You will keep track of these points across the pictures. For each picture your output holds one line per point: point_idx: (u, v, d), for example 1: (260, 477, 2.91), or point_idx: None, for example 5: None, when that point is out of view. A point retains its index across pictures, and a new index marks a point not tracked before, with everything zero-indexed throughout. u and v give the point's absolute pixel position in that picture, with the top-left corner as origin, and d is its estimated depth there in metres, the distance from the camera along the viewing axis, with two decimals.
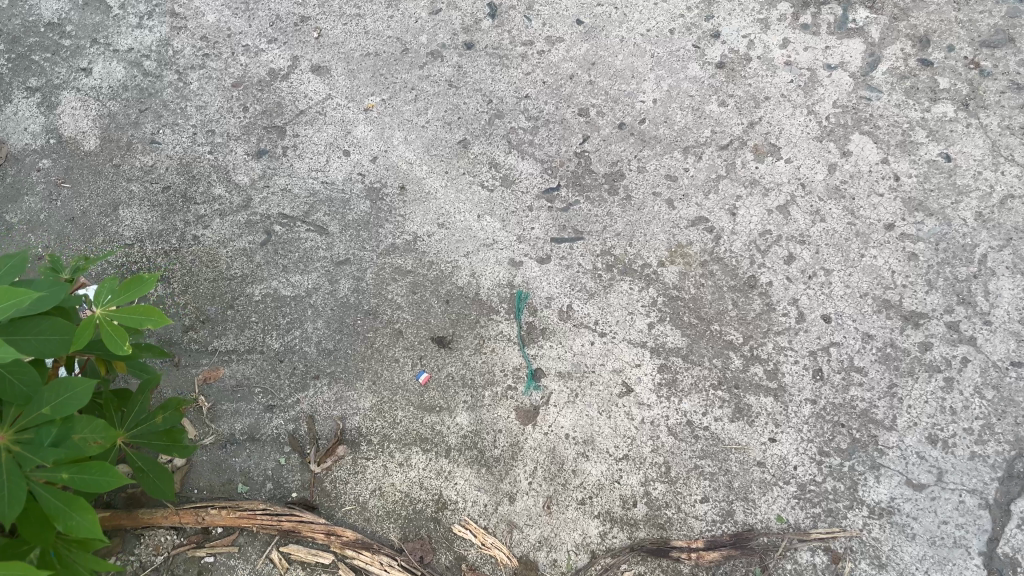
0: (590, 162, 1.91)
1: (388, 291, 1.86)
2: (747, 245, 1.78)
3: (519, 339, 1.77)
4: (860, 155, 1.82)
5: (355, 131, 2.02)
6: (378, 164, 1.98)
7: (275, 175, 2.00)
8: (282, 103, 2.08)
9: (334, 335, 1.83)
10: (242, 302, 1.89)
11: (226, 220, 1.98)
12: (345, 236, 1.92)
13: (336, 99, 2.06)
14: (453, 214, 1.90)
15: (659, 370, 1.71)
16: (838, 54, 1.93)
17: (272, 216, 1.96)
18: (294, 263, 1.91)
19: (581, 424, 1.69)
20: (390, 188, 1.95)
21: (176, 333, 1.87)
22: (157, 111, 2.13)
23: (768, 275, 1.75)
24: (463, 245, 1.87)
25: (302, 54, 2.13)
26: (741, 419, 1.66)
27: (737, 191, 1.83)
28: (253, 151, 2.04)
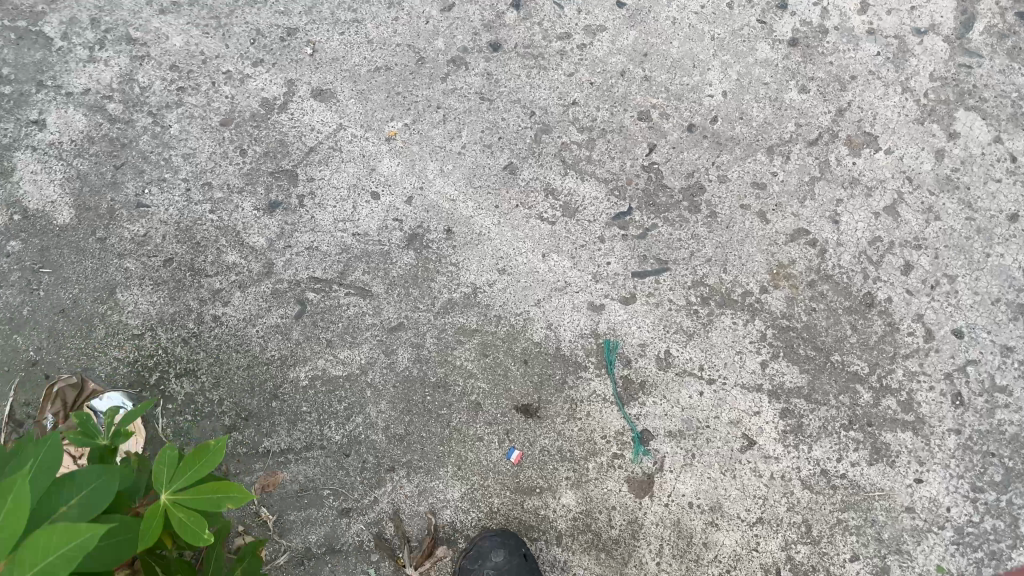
0: (662, 175, 1.65)
1: (455, 357, 1.62)
2: (857, 257, 1.58)
3: (614, 392, 1.57)
4: (970, 136, 1.60)
5: (380, 167, 1.73)
6: (415, 205, 1.70)
7: (296, 232, 1.71)
8: (286, 140, 1.77)
9: (402, 417, 1.60)
10: (286, 390, 1.64)
11: (248, 292, 1.69)
12: (393, 297, 1.66)
13: (349, 129, 1.76)
14: (514, 255, 1.65)
15: (781, 416, 1.53)
16: (926, 15, 1.69)
17: (301, 281, 1.69)
18: (339, 335, 1.65)
19: (705, 489, 1.52)
20: (434, 233, 1.68)
21: (218, 438, 1.62)
22: (137, 166, 1.79)
23: (886, 291, 1.56)
24: (533, 292, 1.63)
25: (298, 76, 1.81)
26: (880, 461, 1.50)
27: (836, 193, 1.61)
28: (263, 204, 1.73)
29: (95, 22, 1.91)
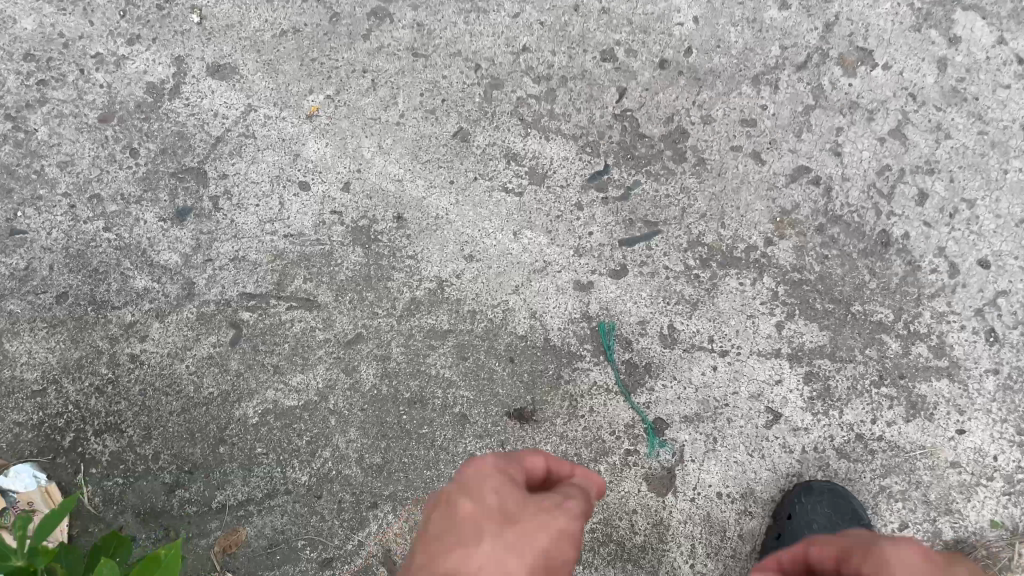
0: (638, 123, 1.44)
1: (430, 365, 1.39)
2: (866, 191, 1.40)
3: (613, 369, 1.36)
4: (972, 39, 1.42)
5: (305, 151, 1.45)
6: (355, 192, 1.44)
7: (215, 241, 1.43)
8: (184, 131, 1.46)
9: (377, 444, 1.37)
10: (234, 431, 1.38)
11: (168, 322, 1.41)
12: (344, 304, 1.41)
13: (260, 110, 1.47)
14: (482, 237, 1.42)
15: (806, 381, 1.36)
16: None
17: (231, 300, 1.41)
18: (287, 358, 1.40)
19: (732, 476, 1.34)
20: (383, 222, 1.43)
21: (161, 498, 1.37)
22: (3, 184, 1.47)
23: (902, 226, 1.39)
24: (509, 276, 1.40)
25: (185, 51, 1.49)
26: (917, 416, 1.35)
27: (835, 122, 1.42)
28: (169, 213, 1.44)
29: None
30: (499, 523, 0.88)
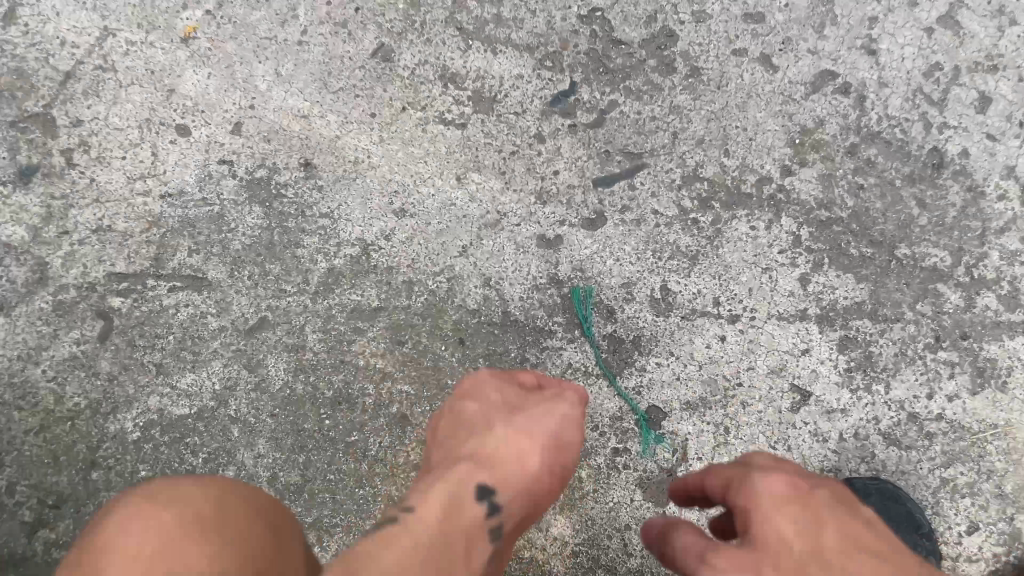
0: (612, 25, 1.11)
1: (357, 353, 1.08)
2: (910, 99, 1.08)
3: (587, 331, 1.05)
4: None
5: (182, 84, 1.12)
6: (249, 133, 1.11)
7: (71, 208, 1.10)
8: (20, 65, 1.11)
9: (296, 458, 1.07)
10: (108, 451, 1.07)
11: (15, 316, 1.08)
12: (244, 281, 1.09)
13: (121, 33, 1.13)
14: (416, 184, 1.10)
15: (842, 349, 1.05)
16: None
17: (95, 283, 1.09)
18: (173, 355, 1.09)
19: None
20: (286, 171, 1.10)
21: (16, 544, 1.06)
22: None
23: (958, 141, 1.07)
24: (454, 234, 1.09)
25: None
26: (986, 387, 1.05)
27: (867, 10, 1.09)
28: (7, 173, 1.10)
29: None
30: (506, 415, 0.94)
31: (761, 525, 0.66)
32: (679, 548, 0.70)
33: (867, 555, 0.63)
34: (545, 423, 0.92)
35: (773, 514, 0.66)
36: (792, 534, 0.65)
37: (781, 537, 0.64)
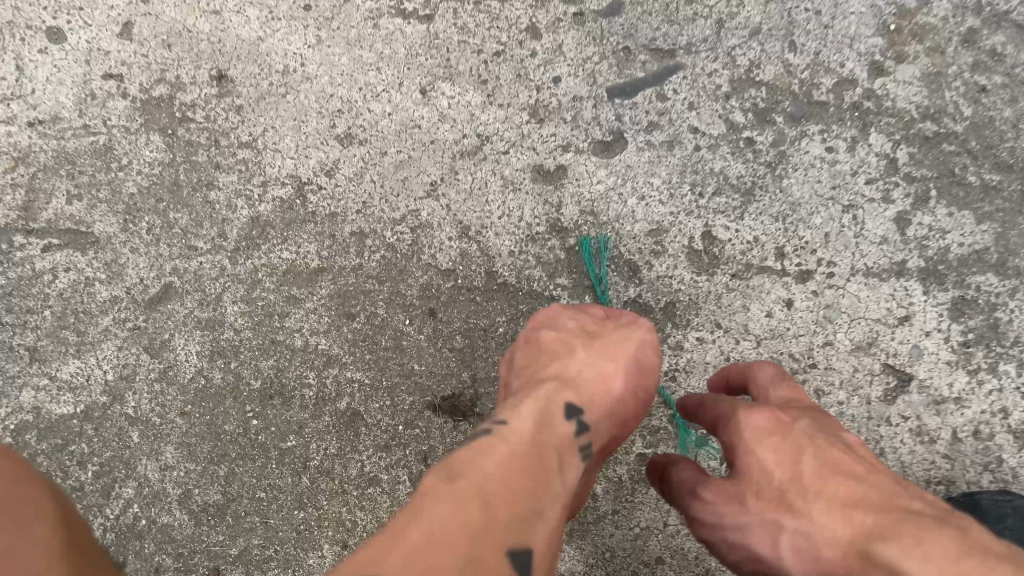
0: None
1: (293, 330, 0.81)
2: None
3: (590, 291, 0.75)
4: None
5: None
6: (143, 38, 0.83)
7: None
8: None
9: (215, 471, 0.81)
10: None
11: None
12: (141, 234, 0.82)
13: None
14: (366, 100, 0.81)
15: (956, 315, 0.76)
16: None
17: None
18: (51, 336, 0.82)
19: None
20: (193, 87, 0.82)
21: None
22: None
23: None
24: (418, 167, 0.81)
25: None
26: None
27: None
28: None
29: None
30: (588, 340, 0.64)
31: (749, 460, 0.54)
32: (675, 484, 0.60)
33: (852, 470, 0.50)
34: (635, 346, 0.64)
35: (756, 447, 0.54)
36: (776, 465, 0.52)
37: (761, 470, 0.53)
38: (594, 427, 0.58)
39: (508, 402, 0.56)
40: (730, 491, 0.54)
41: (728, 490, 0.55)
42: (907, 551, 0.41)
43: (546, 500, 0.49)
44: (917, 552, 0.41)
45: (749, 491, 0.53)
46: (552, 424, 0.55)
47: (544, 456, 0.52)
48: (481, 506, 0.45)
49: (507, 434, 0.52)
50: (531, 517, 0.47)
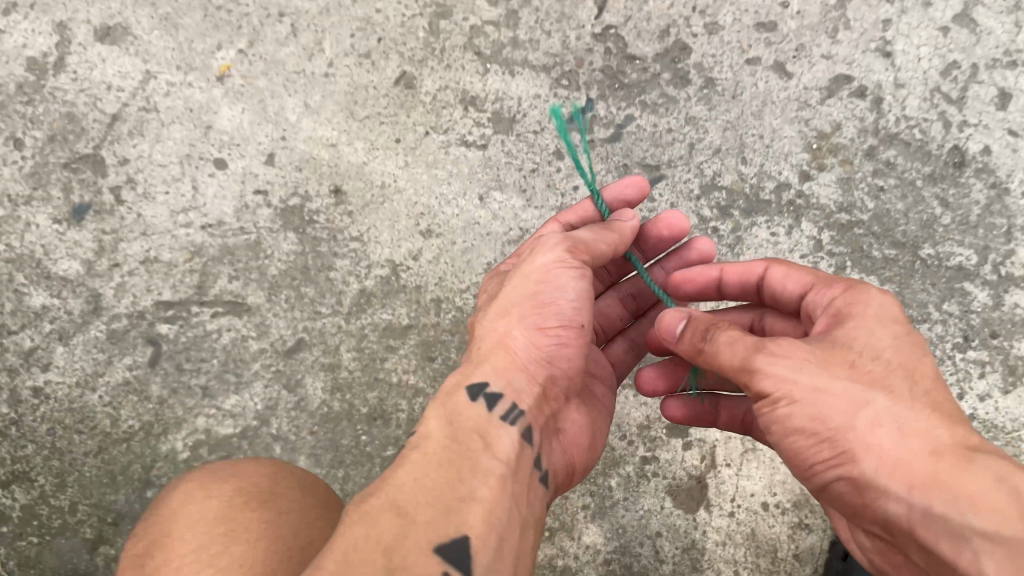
0: (626, 41, 1.13)
1: (391, 370, 1.12)
2: (928, 98, 1.08)
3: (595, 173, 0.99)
4: None
5: (218, 121, 1.19)
6: (281, 164, 1.17)
7: (120, 242, 1.18)
8: (75, 114, 1.20)
9: (336, 474, 1.11)
10: (163, 471, 1.14)
11: (74, 345, 1.16)
12: (279, 303, 1.15)
13: (161, 76, 1.20)
14: (441, 205, 1.14)
15: None
16: None
17: (145, 312, 1.16)
18: (217, 378, 1.15)
19: (782, 480, 1.06)
20: (318, 199, 1.16)
21: (84, 560, 1.13)
22: None
23: (979, 139, 1.07)
24: (479, 252, 1.13)
25: (68, 15, 1.22)
26: (1018, 385, 1.03)
27: (881, 12, 1.10)
28: (65, 212, 1.19)
29: None
30: (493, 304, 0.92)
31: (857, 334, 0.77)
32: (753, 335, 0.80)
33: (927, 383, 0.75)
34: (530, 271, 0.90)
35: (875, 329, 0.78)
36: (886, 348, 0.77)
37: (878, 347, 0.77)
38: (506, 387, 0.84)
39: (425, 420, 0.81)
40: (847, 361, 0.76)
41: (838, 359, 0.76)
42: (1001, 468, 0.68)
43: (468, 481, 0.74)
44: (1005, 471, 0.68)
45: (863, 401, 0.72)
46: (463, 421, 0.80)
47: (459, 454, 0.76)
48: (399, 517, 0.69)
49: (426, 449, 0.77)
50: (455, 504, 0.71)
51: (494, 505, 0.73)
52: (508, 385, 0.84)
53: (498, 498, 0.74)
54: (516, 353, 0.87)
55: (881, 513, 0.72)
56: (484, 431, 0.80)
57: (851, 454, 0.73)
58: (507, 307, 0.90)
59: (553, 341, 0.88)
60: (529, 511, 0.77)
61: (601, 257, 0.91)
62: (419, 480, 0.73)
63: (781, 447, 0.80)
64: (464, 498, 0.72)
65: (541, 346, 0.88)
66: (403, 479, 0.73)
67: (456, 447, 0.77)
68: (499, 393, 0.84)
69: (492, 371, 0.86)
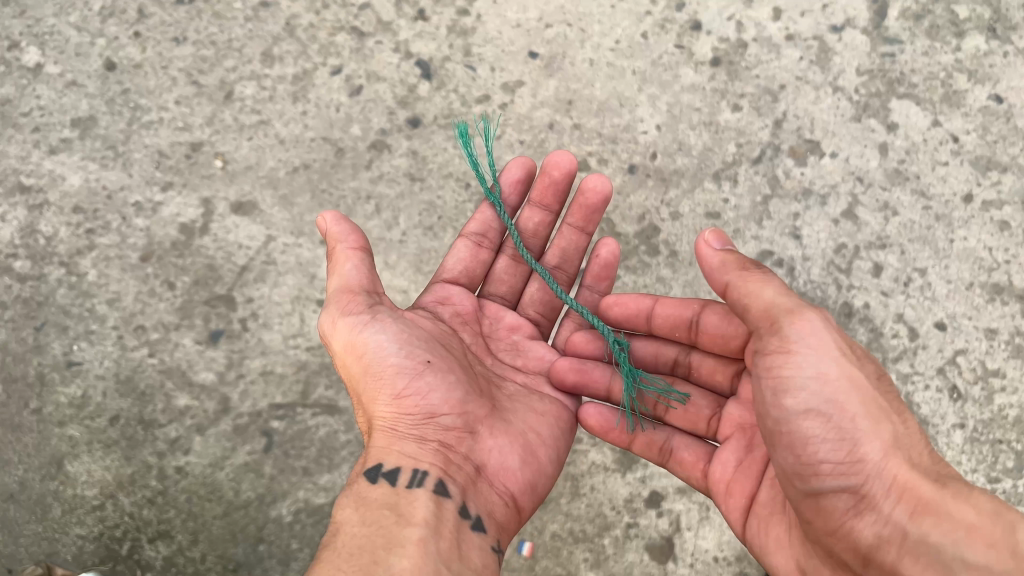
0: (614, 222, 1.59)
1: None
2: (827, 268, 1.55)
3: (496, 187, 1.41)
4: (909, 124, 1.63)
5: (321, 272, 1.65)
6: None
7: (245, 358, 1.61)
8: (215, 264, 1.65)
9: None
10: (271, 530, 1.53)
11: (208, 435, 1.58)
12: None
13: (280, 238, 1.66)
14: None
15: None
16: (840, 11, 1.71)
17: (262, 411, 1.58)
18: (315, 460, 1.56)
19: (727, 540, 1.48)
20: None
21: None
22: (59, 323, 1.64)
23: (862, 297, 1.53)
24: None
25: (212, 193, 1.69)
26: None
27: (791, 207, 1.59)
28: (204, 336, 1.62)
29: None
30: (354, 385, 1.25)
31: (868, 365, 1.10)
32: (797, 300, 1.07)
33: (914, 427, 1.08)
34: (347, 350, 1.22)
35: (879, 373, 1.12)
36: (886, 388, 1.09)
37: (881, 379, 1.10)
38: (398, 462, 1.15)
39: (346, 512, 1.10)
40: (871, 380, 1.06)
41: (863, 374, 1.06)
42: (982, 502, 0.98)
43: (388, 552, 1.01)
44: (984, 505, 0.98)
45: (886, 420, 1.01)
46: (382, 506, 1.10)
47: (378, 535, 1.04)
48: None
49: (350, 536, 1.05)
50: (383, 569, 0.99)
51: (417, 565, 1.00)
52: (399, 458, 1.16)
53: (414, 560, 1.01)
54: (395, 425, 1.20)
55: (868, 525, 0.99)
56: (402, 509, 1.09)
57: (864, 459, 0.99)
58: (371, 395, 1.23)
59: (412, 397, 1.20)
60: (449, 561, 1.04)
61: (362, 286, 1.24)
62: (347, 558, 1.01)
63: (786, 446, 1.02)
64: (387, 571, 0.98)
65: (406, 405, 1.20)
66: (336, 559, 1.01)
67: (376, 530, 1.05)
68: (395, 467, 1.15)
69: (383, 453, 1.17)
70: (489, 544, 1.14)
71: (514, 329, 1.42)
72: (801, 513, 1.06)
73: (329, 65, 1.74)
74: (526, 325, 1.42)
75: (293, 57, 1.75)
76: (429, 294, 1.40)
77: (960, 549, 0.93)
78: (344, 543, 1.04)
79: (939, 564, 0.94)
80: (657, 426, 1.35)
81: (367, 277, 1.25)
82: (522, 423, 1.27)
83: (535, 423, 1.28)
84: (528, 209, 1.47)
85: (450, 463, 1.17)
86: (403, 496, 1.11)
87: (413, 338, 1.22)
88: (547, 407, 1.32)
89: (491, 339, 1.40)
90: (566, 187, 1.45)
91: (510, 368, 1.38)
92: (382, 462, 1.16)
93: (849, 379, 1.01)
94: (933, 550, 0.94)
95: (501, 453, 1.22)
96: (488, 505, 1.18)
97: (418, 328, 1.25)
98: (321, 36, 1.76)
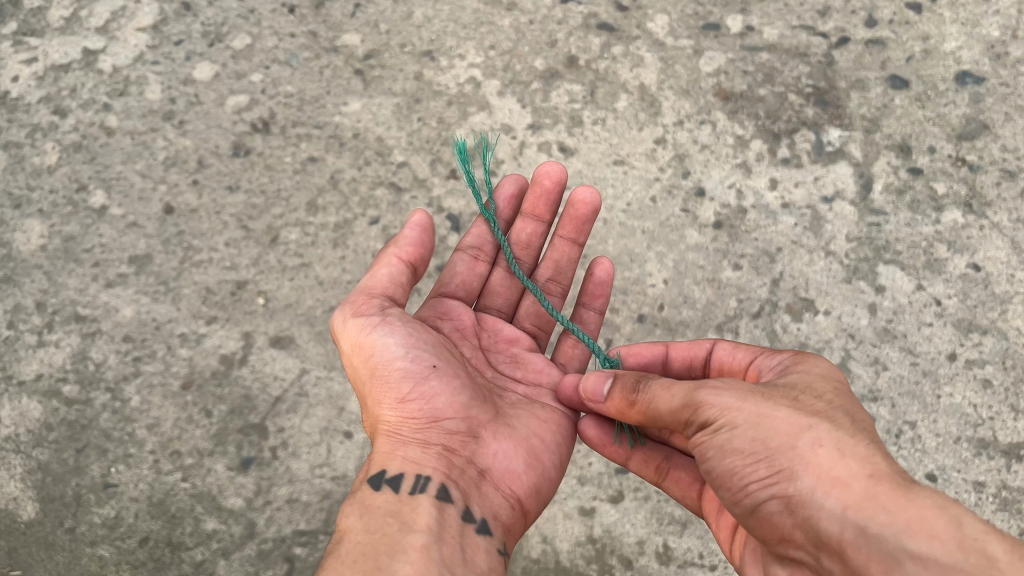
0: None
1: None
2: None
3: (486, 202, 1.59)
4: (895, 287, 1.79)
5: (349, 405, 1.77)
6: None
7: (273, 485, 1.70)
8: (251, 394, 1.77)
9: None
10: None
11: (233, 559, 1.65)
12: None
13: (313, 371, 1.80)
14: None
15: None
16: (830, 183, 1.90)
17: (286, 537, 1.67)
18: None
19: None
20: None
21: None
22: (100, 445, 1.73)
23: None
24: None
25: (253, 328, 1.83)
26: None
27: None
28: (235, 462, 1.72)
29: (21, 296, 1.87)
30: (361, 383, 1.38)
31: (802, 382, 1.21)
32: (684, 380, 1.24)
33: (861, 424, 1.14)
34: (356, 351, 1.36)
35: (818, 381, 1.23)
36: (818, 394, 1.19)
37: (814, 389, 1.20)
38: (398, 468, 1.29)
39: (352, 518, 1.22)
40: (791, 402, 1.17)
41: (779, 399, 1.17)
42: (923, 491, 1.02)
43: (394, 552, 1.13)
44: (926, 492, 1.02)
45: (806, 427, 1.10)
46: (385, 511, 1.22)
47: (381, 541, 1.16)
48: None
49: (353, 542, 1.17)
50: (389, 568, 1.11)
51: (422, 561, 1.12)
52: (401, 465, 1.29)
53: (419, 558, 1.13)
54: (400, 428, 1.34)
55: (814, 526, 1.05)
56: (406, 515, 1.21)
57: (790, 471, 1.08)
58: (379, 397, 1.36)
59: (417, 400, 1.33)
60: (453, 559, 1.17)
61: (376, 292, 1.38)
62: (351, 562, 1.13)
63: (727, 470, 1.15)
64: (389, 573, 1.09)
65: (411, 408, 1.34)
66: (341, 564, 1.13)
67: (380, 535, 1.17)
68: (398, 473, 1.28)
69: (388, 462, 1.30)
70: (492, 545, 1.26)
71: (513, 342, 1.57)
72: (762, 536, 1.16)
73: (368, 216, 1.92)
74: (524, 337, 1.57)
75: (335, 207, 1.94)
76: (430, 309, 1.54)
77: (900, 538, 0.98)
78: (347, 551, 1.15)
79: (884, 554, 0.98)
80: (653, 445, 1.47)
81: (380, 284, 1.39)
82: (526, 430, 1.40)
83: (538, 429, 1.41)
84: (521, 220, 1.66)
85: (452, 467, 1.30)
86: (406, 501, 1.23)
87: (422, 342, 1.34)
88: (548, 414, 1.46)
89: (492, 349, 1.56)
90: (557, 196, 1.64)
91: (512, 380, 1.52)
92: (386, 469, 1.29)
93: (758, 414, 1.13)
94: (876, 541, 0.99)
95: (505, 459, 1.36)
96: (493, 508, 1.31)
97: (428, 332, 1.38)
98: (362, 190, 1.95)
